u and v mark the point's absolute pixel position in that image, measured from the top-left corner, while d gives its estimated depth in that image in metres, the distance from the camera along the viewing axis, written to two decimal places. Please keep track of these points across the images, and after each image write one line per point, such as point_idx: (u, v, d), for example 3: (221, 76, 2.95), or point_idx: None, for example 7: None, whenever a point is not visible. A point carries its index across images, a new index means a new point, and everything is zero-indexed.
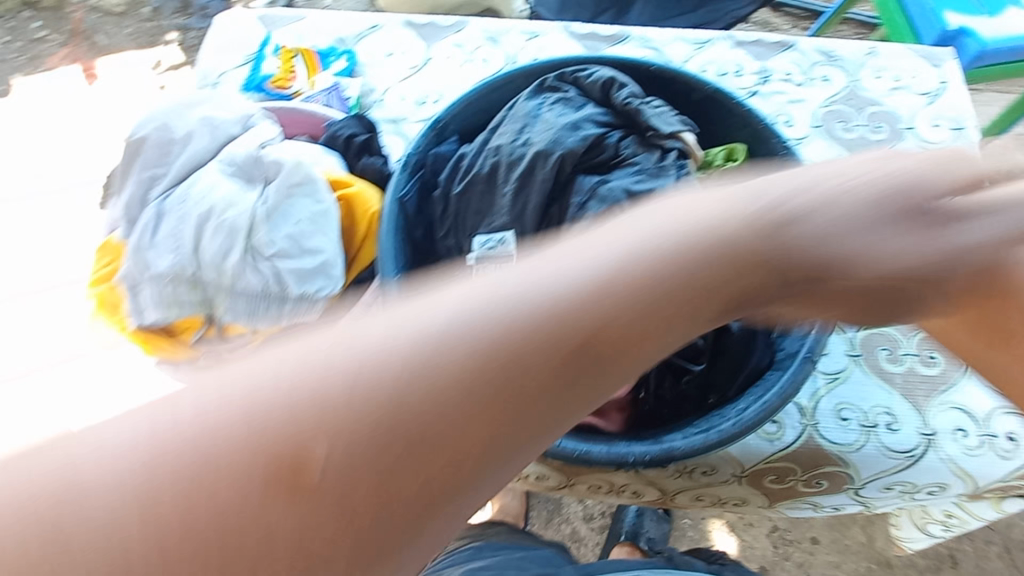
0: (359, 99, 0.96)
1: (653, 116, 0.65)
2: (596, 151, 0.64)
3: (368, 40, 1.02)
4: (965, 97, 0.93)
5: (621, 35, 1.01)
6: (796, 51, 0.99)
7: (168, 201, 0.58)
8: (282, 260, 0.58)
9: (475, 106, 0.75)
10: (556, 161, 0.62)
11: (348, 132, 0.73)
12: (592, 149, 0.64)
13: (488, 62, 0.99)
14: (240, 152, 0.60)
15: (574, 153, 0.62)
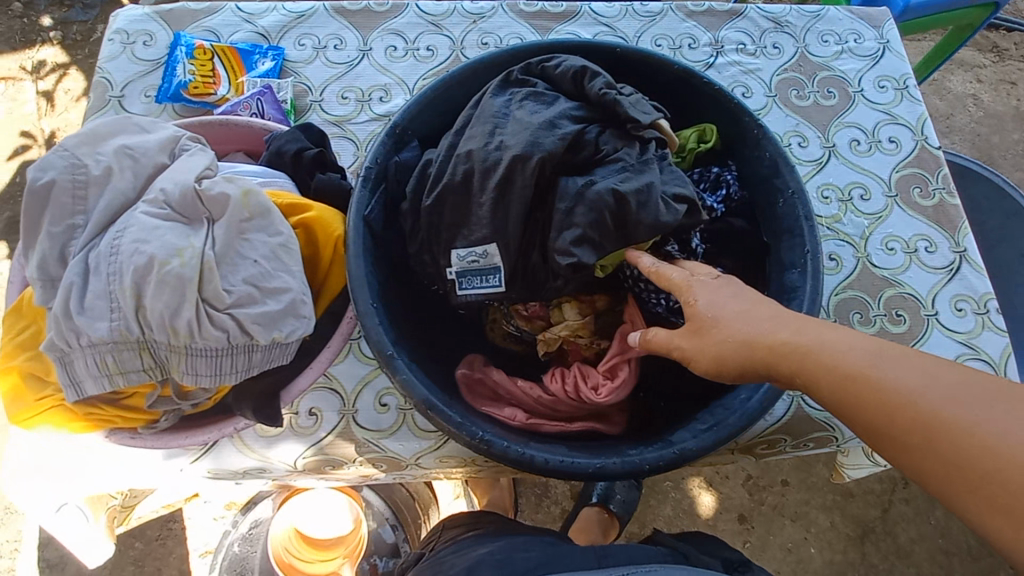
0: (293, 101, 0.87)
1: (630, 105, 0.61)
2: (576, 148, 0.60)
3: (295, 32, 0.91)
4: (905, 57, 0.96)
5: (571, 11, 0.96)
6: (747, 18, 0.98)
7: (94, 254, 0.50)
8: (243, 308, 0.51)
9: (435, 105, 0.70)
10: (538, 163, 0.57)
11: (295, 147, 0.65)
12: (572, 146, 0.60)
13: (434, 49, 0.92)
14: (173, 187, 0.51)
15: (555, 153, 0.58)
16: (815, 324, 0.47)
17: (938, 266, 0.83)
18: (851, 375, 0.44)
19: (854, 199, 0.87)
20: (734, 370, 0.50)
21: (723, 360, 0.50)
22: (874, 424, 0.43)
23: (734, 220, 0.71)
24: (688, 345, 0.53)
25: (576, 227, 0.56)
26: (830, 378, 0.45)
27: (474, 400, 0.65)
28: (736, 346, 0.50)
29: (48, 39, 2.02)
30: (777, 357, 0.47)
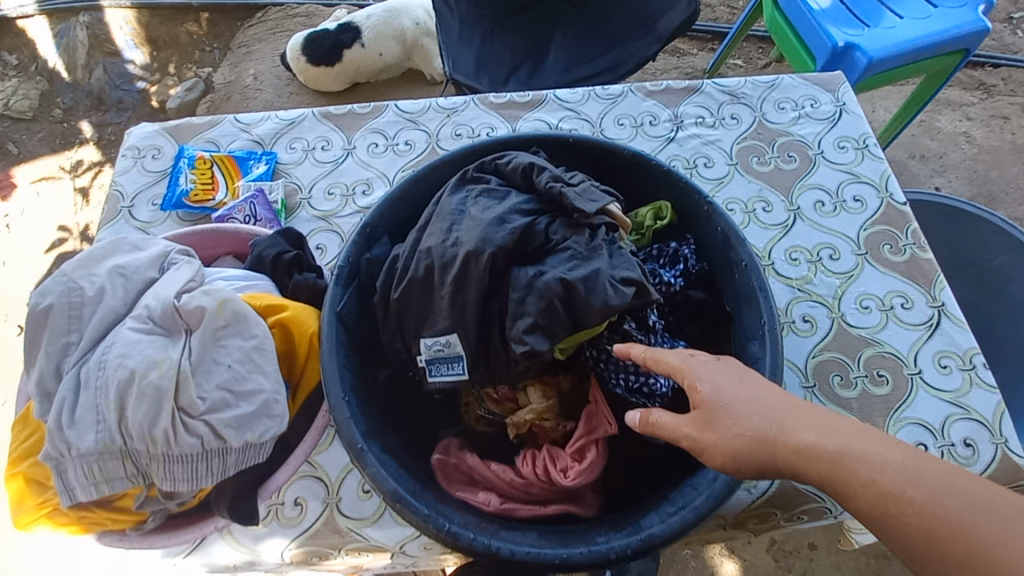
0: (284, 200, 0.94)
1: (576, 195, 0.66)
2: (527, 238, 0.64)
3: (287, 137, 1.01)
4: (863, 117, 1.00)
5: (537, 99, 1.03)
6: (703, 93, 1.03)
7: (83, 370, 0.54)
8: (216, 413, 0.54)
9: (402, 202, 0.75)
10: (489, 258, 0.61)
11: (275, 252, 0.71)
12: (522, 238, 0.64)
13: (411, 143, 1.00)
14: (156, 303, 0.57)
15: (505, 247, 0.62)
16: (847, 426, 0.45)
17: (917, 322, 0.83)
18: (886, 494, 0.41)
19: (824, 259, 0.88)
20: (753, 469, 0.48)
21: (741, 457, 0.48)
22: (912, 543, 0.40)
23: (695, 292, 0.73)
24: (701, 438, 0.50)
25: (528, 316, 0.59)
26: (861, 490, 0.42)
27: (450, 486, 0.67)
28: (753, 442, 0.48)
29: (86, 140, 2.23)
30: (803, 461, 0.45)
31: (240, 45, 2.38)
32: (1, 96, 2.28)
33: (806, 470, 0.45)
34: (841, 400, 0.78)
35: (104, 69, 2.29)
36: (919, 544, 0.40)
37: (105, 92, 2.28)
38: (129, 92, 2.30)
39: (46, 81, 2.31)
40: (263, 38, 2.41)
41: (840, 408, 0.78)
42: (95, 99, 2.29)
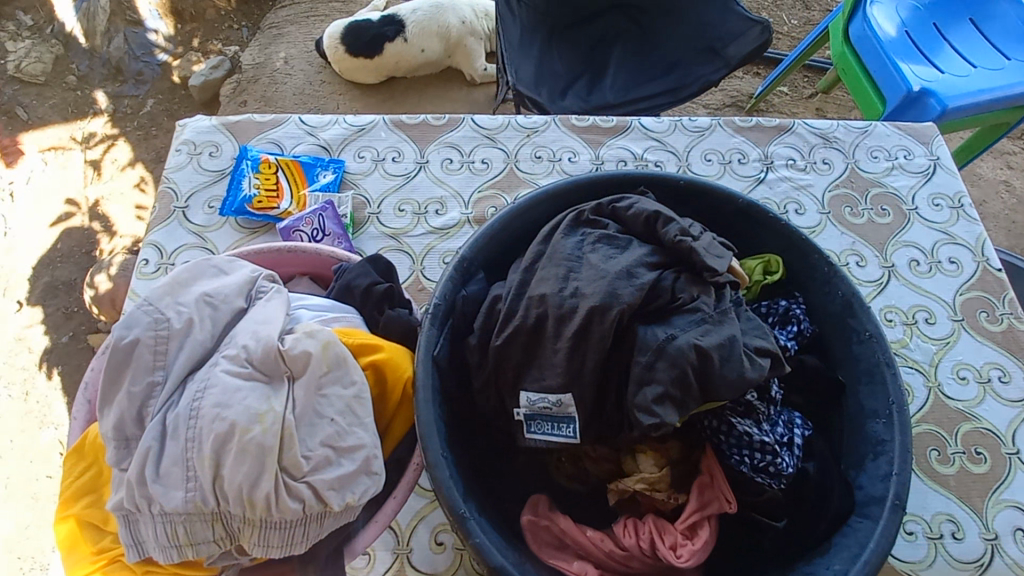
0: (353, 214, 0.88)
1: (706, 251, 0.62)
2: (654, 293, 0.59)
3: (355, 145, 0.94)
4: (957, 174, 0.97)
5: (621, 126, 0.98)
6: (794, 134, 1.00)
7: (172, 415, 0.48)
8: (320, 474, 0.49)
9: (502, 235, 0.70)
10: (619, 315, 0.57)
11: (365, 282, 0.65)
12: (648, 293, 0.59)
13: (489, 162, 0.94)
14: (255, 343, 0.51)
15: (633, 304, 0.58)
16: None
17: (1015, 399, 0.80)
18: None
19: (918, 323, 0.85)
20: None
21: None
22: None
23: (807, 357, 0.69)
24: None
25: (658, 384, 0.55)
26: None
27: (540, 551, 0.61)
28: None
29: (101, 111, 2.12)
30: None
31: (271, 25, 2.25)
32: (12, 58, 2.17)
33: None
34: (939, 477, 0.74)
35: (125, 38, 2.18)
36: None
37: (125, 62, 2.18)
38: (149, 65, 2.20)
39: (62, 46, 2.20)
40: (296, 21, 2.27)
41: (938, 485, 0.74)
42: (113, 69, 2.18)
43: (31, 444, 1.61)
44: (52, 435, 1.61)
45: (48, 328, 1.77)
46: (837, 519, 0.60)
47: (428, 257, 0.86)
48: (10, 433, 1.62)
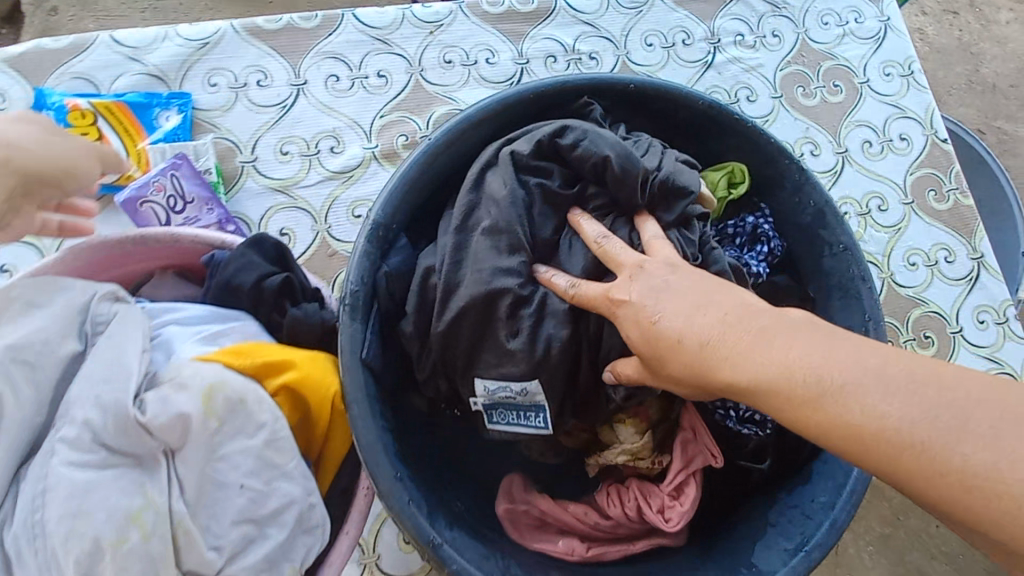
0: (218, 167, 0.67)
1: (659, 199, 0.54)
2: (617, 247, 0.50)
3: (200, 67, 0.70)
4: (907, 36, 0.88)
5: (544, 8, 0.79)
6: (741, 2, 0.85)
7: (10, 539, 0.35)
8: (239, 560, 0.38)
9: (420, 185, 0.55)
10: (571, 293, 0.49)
11: (251, 277, 0.49)
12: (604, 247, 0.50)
13: (386, 75, 0.74)
14: (103, 415, 0.37)
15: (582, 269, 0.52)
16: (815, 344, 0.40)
17: (959, 277, 0.80)
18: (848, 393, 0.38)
19: (872, 211, 0.81)
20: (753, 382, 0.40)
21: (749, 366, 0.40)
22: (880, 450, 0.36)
23: (779, 277, 0.63)
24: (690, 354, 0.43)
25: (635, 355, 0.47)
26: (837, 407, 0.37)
27: (522, 538, 0.56)
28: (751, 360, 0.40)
29: None
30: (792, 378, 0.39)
31: None
32: None
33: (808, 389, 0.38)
34: None
35: None
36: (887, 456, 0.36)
37: None
38: None
39: None
40: None
41: None
42: None
43: None
44: None
45: None
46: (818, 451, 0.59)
47: (332, 211, 0.69)
48: None
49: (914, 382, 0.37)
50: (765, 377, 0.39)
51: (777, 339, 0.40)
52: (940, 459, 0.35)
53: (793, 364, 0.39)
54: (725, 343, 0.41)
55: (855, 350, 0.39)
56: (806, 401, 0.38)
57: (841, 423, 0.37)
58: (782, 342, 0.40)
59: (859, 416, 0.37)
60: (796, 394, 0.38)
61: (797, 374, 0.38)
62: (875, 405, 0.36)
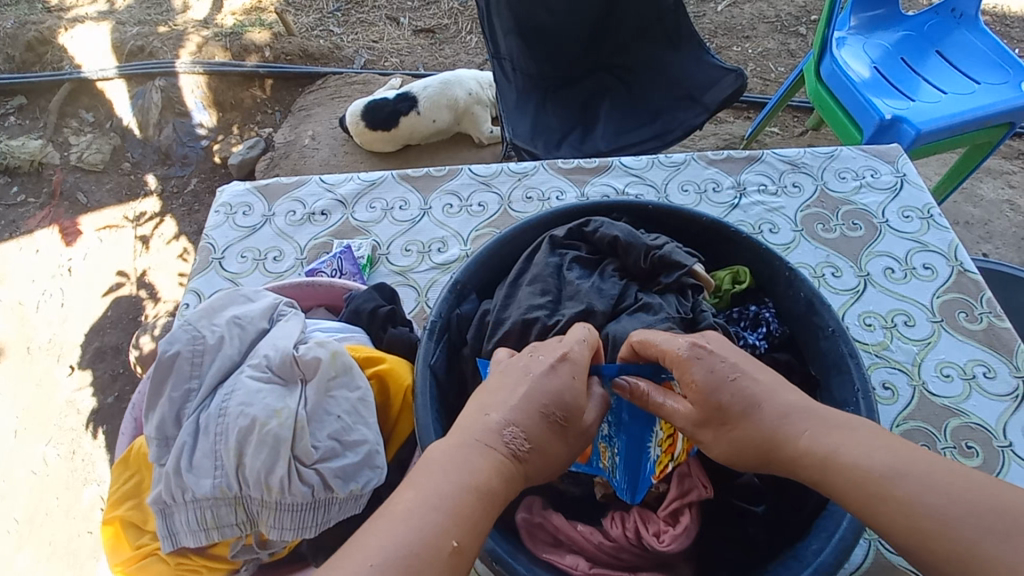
0: (369, 255, 0.99)
1: (663, 267, 0.73)
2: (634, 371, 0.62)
3: (368, 197, 1.08)
4: (925, 187, 1.03)
5: (603, 165, 1.09)
6: (764, 163, 1.09)
7: (204, 415, 0.57)
8: (327, 463, 0.56)
9: (488, 261, 0.79)
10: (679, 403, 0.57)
11: (371, 306, 0.75)
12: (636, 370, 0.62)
13: (485, 205, 1.05)
14: (275, 354, 0.60)
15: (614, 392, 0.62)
16: (846, 433, 0.50)
17: (1002, 393, 0.81)
18: (873, 492, 0.46)
19: (898, 325, 0.88)
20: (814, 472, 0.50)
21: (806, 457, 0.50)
22: (899, 534, 0.45)
23: (779, 354, 0.74)
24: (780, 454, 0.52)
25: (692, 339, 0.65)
26: (849, 485, 0.47)
27: (535, 547, 0.63)
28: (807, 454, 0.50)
29: (151, 192, 2.38)
30: (828, 467, 0.49)
31: (300, 108, 2.49)
32: (77, 150, 2.47)
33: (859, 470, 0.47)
34: None
35: (174, 128, 2.44)
36: (905, 538, 0.44)
37: (173, 148, 2.44)
38: (193, 149, 2.45)
39: (119, 138, 2.50)
40: (322, 102, 2.50)
41: None
42: (163, 155, 2.45)
43: (74, 503, 1.72)
44: (93, 491, 1.73)
45: (95, 390, 1.92)
46: (815, 507, 0.62)
47: (431, 289, 0.95)
48: (56, 490, 1.74)
49: (901, 466, 0.46)
50: (840, 478, 0.48)
51: (846, 433, 0.50)
52: (936, 524, 0.43)
53: (870, 461, 0.47)
54: (775, 451, 0.52)
55: (869, 445, 0.48)
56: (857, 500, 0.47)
57: (900, 519, 0.45)
58: (839, 436, 0.50)
59: (904, 509, 0.45)
60: (854, 484, 0.47)
61: (875, 463, 0.47)
62: (957, 493, 0.44)
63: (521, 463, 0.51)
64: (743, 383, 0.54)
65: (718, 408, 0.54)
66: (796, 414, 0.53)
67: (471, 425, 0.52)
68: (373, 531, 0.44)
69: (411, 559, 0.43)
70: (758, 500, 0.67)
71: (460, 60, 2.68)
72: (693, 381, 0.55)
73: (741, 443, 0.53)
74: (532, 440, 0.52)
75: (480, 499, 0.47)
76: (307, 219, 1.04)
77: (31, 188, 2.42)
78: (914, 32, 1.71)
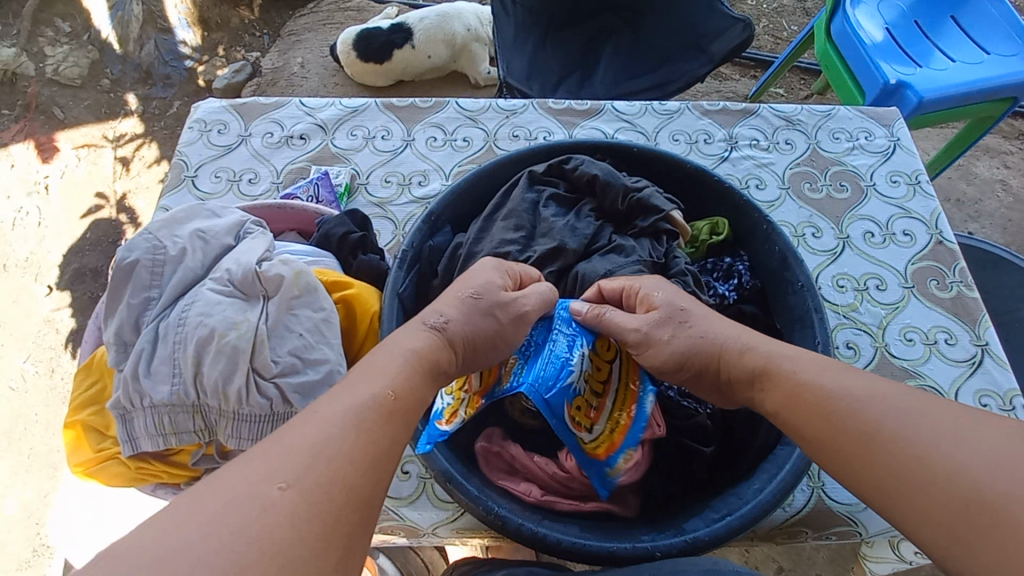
0: (346, 184, 0.96)
1: (640, 211, 0.72)
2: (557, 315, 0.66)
3: (349, 124, 1.04)
4: (916, 154, 1.01)
5: (595, 108, 1.06)
6: (759, 117, 1.06)
7: (163, 324, 0.56)
8: (286, 378, 0.56)
9: (465, 194, 0.77)
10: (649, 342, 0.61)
11: (341, 231, 0.74)
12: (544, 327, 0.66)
13: (470, 140, 1.02)
14: (238, 268, 0.59)
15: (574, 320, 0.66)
16: (829, 372, 0.51)
17: (960, 359, 0.83)
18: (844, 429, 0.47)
19: (870, 289, 0.89)
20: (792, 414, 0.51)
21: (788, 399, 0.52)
22: (877, 474, 0.45)
23: (746, 307, 0.75)
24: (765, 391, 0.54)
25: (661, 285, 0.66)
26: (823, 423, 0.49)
27: (491, 473, 0.65)
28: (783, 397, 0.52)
29: (131, 112, 2.28)
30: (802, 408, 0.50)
31: (291, 32, 2.37)
32: (52, 61, 2.34)
33: (832, 407, 0.49)
34: None
35: (155, 45, 2.31)
36: (881, 478, 0.45)
37: (154, 67, 2.32)
38: (177, 69, 2.33)
39: (97, 51, 2.36)
40: (314, 28, 2.37)
41: None
42: (143, 73, 2.33)
43: (54, 418, 1.74)
44: None
45: (73, 311, 1.90)
46: (763, 450, 0.65)
47: (408, 223, 0.94)
48: (36, 406, 1.76)
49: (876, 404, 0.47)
50: (828, 423, 0.48)
51: (826, 371, 0.52)
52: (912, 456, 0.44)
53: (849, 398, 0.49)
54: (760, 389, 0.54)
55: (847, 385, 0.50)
56: (852, 437, 0.47)
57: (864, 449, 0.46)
58: (816, 373, 0.52)
59: (917, 457, 0.43)
60: (852, 429, 0.47)
61: (846, 397, 0.49)
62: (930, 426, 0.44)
63: (420, 377, 0.51)
64: (694, 330, 0.60)
65: (697, 352, 0.59)
66: (781, 357, 0.55)
67: (382, 352, 0.52)
68: (269, 452, 0.41)
69: (320, 471, 0.40)
70: (708, 441, 0.69)
71: None
72: (670, 333, 0.60)
73: (729, 375, 0.57)
74: (436, 356, 0.54)
75: (386, 416, 0.46)
76: (284, 143, 1.01)
77: (5, 99, 2.29)
78: None
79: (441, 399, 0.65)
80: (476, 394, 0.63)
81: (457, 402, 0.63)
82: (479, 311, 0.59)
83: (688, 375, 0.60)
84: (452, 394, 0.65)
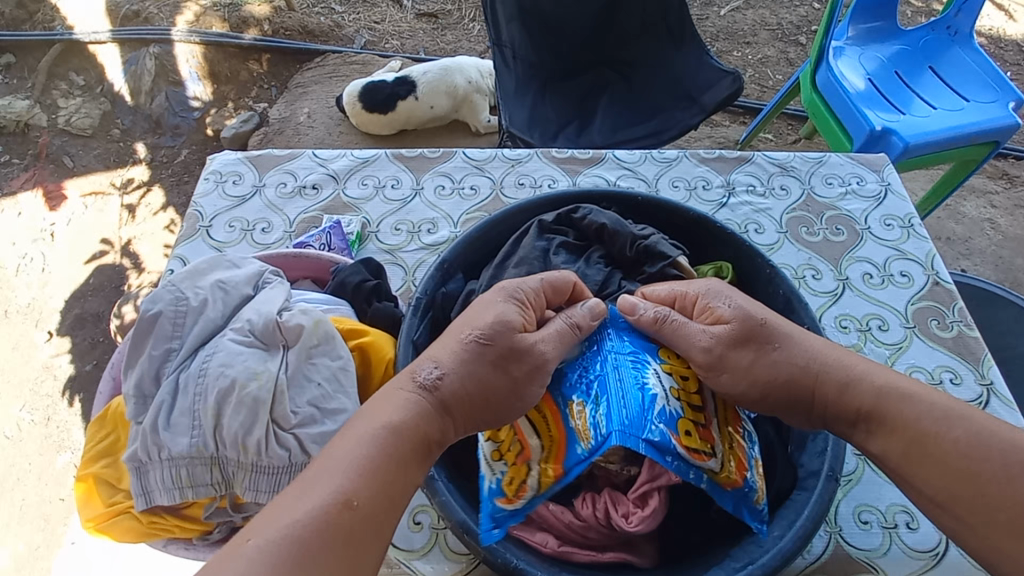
0: (358, 232, 0.99)
1: (647, 257, 0.75)
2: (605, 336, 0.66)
3: (360, 174, 1.07)
4: (908, 198, 1.05)
5: (596, 157, 1.10)
6: (754, 164, 1.10)
7: (184, 375, 0.57)
8: (305, 428, 0.57)
9: (476, 242, 0.79)
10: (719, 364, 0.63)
11: (356, 279, 0.76)
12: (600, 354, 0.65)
13: (476, 189, 1.06)
14: (259, 318, 0.60)
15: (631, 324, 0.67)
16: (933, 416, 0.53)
17: (967, 399, 0.84)
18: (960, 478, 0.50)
19: (873, 330, 0.90)
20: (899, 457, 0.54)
21: (896, 443, 0.54)
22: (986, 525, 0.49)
23: None
24: (871, 430, 0.56)
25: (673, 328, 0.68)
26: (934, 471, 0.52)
27: (506, 523, 0.65)
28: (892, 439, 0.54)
29: (140, 160, 2.34)
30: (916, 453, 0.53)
31: (298, 85, 2.46)
32: (64, 113, 2.41)
33: (943, 458, 0.51)
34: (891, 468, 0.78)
35: (166, 97, 2.39)
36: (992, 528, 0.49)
37: (164, 117, 2.40)
38: (185, 119, 2.41)
39: (109, 103, 2.44)
40: (319, 81, 2.47)
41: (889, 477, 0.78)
42: (153, 123, 2.41)
43: (47, 468, 1.70)
44: (66, 458, 1.70)
45: (73, 357, 1.89)
46: (781, 495, 0.65)
47: (418, 269, 0.96)
48: (29, 455, 1.72)
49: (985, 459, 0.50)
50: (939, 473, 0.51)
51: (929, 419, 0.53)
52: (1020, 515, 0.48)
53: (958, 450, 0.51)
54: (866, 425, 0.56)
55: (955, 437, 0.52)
56: (979, 496, 0.49)
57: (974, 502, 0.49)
58: (923, 418, 0.53)
59: None
60: (965, 480, 0.50)
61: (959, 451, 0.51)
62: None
63: (391, 458, 0.51)
64: (781, 354, 0.61)
65: (790, 378, 0.60)
66: (887, 397, 0.56)
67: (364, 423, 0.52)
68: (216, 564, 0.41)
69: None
70: None
71: (462, 47, 2.67)
72: (756, 350, 0.62)
73: (833, 407, 0.58)
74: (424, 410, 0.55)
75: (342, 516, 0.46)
76: (297, 193, 1.04)
77: (17, 150, 2.35)
78: (912, 46, 1.74)
79: (492, 472, 0.62)
80: (543, 461, 0.60)
81: (520, 478, 0.60)
82: (486, 362, 0.58)
83: (790, 407, 0.61)
84: (505, 468, 0.62)
